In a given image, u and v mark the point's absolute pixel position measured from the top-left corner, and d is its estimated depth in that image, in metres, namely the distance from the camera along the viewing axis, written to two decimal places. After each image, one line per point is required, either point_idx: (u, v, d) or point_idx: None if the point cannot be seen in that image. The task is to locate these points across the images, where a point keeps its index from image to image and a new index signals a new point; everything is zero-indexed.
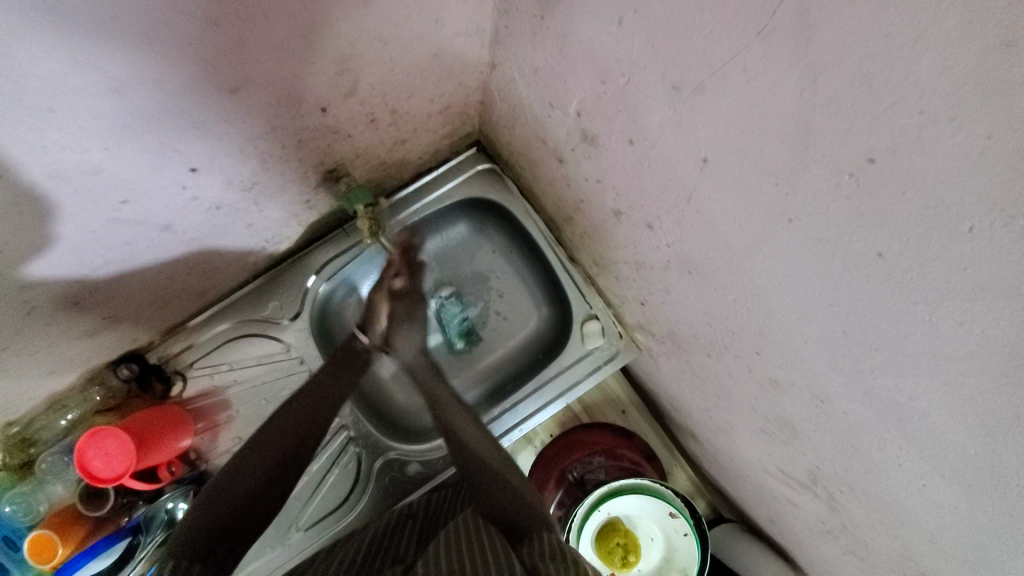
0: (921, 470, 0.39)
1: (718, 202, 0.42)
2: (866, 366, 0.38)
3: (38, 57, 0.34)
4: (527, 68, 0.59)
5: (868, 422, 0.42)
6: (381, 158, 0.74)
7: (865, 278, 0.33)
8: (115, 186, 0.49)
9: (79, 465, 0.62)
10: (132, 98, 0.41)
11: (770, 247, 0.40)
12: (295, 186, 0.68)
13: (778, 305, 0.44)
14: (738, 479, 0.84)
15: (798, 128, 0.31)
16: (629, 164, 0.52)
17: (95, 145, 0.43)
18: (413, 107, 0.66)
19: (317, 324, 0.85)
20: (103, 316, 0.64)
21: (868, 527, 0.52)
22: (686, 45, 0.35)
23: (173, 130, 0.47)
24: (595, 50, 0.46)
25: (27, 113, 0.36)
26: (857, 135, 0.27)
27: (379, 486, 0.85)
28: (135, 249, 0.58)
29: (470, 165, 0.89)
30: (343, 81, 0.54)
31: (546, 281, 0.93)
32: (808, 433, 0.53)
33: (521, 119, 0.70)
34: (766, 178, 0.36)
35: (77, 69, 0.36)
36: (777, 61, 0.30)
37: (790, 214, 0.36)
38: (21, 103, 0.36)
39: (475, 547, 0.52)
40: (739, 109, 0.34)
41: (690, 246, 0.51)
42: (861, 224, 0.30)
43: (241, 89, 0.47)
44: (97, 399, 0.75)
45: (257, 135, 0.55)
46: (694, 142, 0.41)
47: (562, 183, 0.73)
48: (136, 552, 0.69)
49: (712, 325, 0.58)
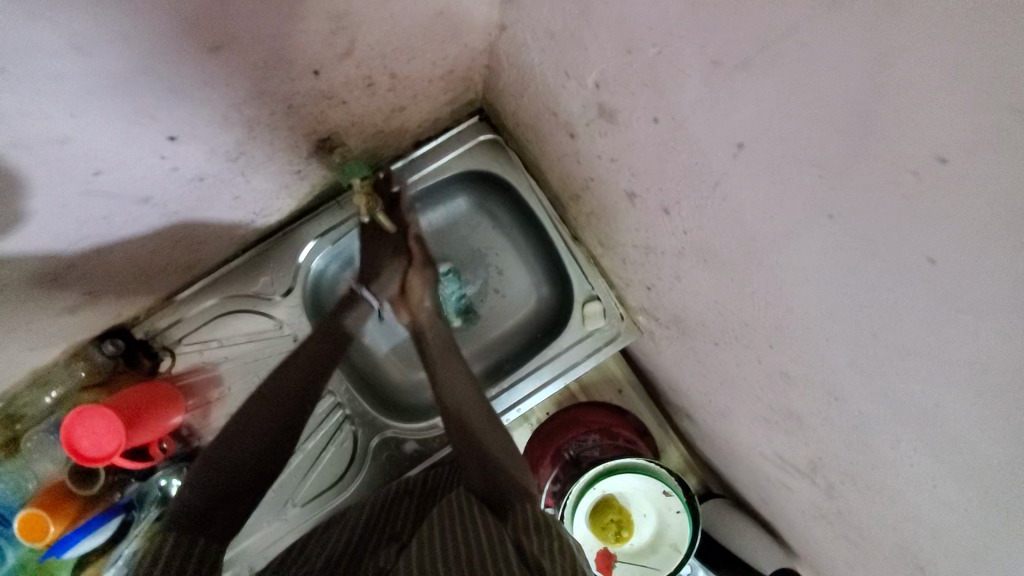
0: (937, 473, 0.38)
1: (748, 190, 0.40)
2: (889, 370, 0.37)
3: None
4: (542, 31, 0.54)
5: (882, 422, 0.41)
6: (378, 126, 0.69)
7: (910, 283, 0.30)
8: (88, 156, 0.44)
9: (67, 444, 0.60)
10: (98, 57, 0.36)
11: (802, 241, 0.37)
12: (285, 156, 0.63)
13: (802, 301, 0.42)
14: (732, 461, 0.85)
15: (856, 117, 0.28)
16: (651, 144, 0.49)
17: (61, 112, 0.38)
18: (413, 71, 0.61)
19: (311, 300, 0.82)
20: (83, 292, 0.60)
21: (867, 517, 0.52)
22: (734, 13, 0.32)
23: (148, 94, 0.42)
24: (623, 16, 0.41)
25: None
26: (930, 129, 0.25)
27: (375, 463, 0.85)
28: (113, 224, 0.54)
29: (471, 135, 0.84)
30: (339, 41, 0.49)
31: (548, 259, 0.90)
32: (814, 426, 0.52)
33: (531, 87, 0.65)
34: (809, 169, 0.33)
35: (30, 22, 0.31)
36: (842, 40, 0.26)
37: (831, 210, 0.33)
38: None
39: (467, 530, 0.52)
40: (788, 91, 0.31)
41: (708, 233, 0.49)
42: (915, 225, 0.28)
43: (224, 48, 0.42)
44: (82, 375, 0.72)
45: (243, 101, 0.50)
46: (729, 124, 0.37)
47: (571, 159, 0.69)
48: (130, 528, 0.70)
49: (723, 314, 0.57)
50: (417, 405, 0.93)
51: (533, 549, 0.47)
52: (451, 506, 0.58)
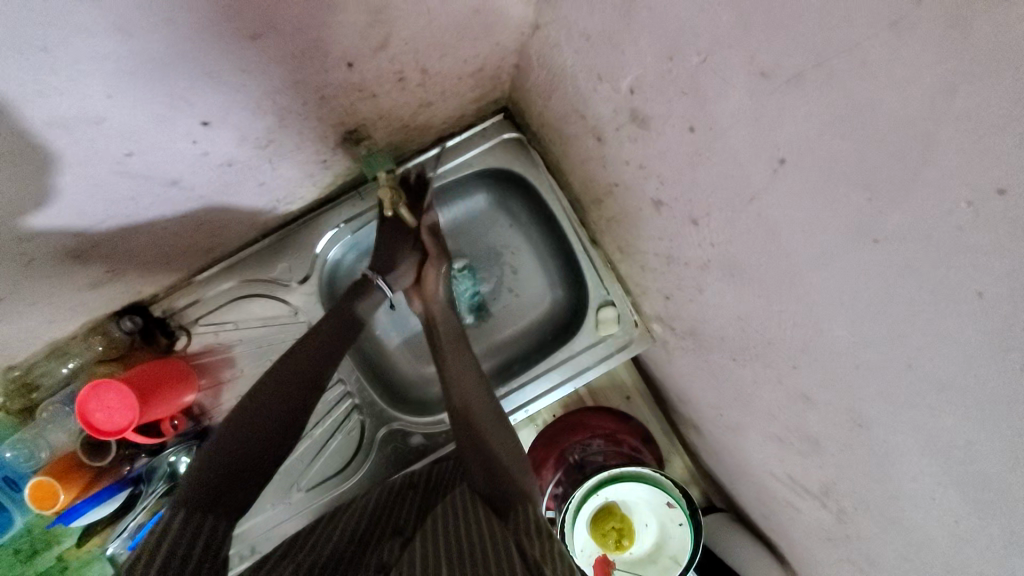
0: (960, 508, 0.37)
1: (785, 207, 0.39)
2: (921, 402, 0.36)
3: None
4: (578, 33, 0.53)
5: (906, 453, 0.40)
6: (405, 120, 0.69)
7: (953, 315, 0.29)
8: (120, 137, 0.44)
9: (80, 414, 0.61)
10: (140, 39, 0.36)
11: (839, 264, 0.36)
12: (313, 146, 0.63)
13: (832, 324, 0.41)
14: (739, 478, 0.84)
15: (913, 142, 0.27)
16: (684, 154, 0.48)
17: (98, 91, 0.38)
18: (445, 67, 0.60)
19: (327, 289, 0.82)
20: (106, 269, 0.61)
21: (877, 546, 0.51)
22: (789, 27, 0.31)
23: (185, 79, 0.42)
24: (668, 22, 0.40)
25: (19, 50, 0.32)
26: (991, 161, 0.24)
27: (381, 454, 0.85)
28: (140, 205, 0.54)
29: (495, 132, 0.83)
30: (375, 34, 0.48)
31: (564, 262, 0.89)
32: (831, 450, 0.51)
33: (561, 89, 0.64)
34: (857, 191, 0.32)
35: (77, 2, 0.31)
36: (907, 61, 0.25)
37: (877, 234, 0.32)
38: (10, 38, 0.31)
39: (469, 529, 0.52)
40: (842, 109, 0.30)
41: (737, 249, 0.48)
42: (966, 259, 0.27)
43: (262, 36, 0.42)
44: (99, 349, 0.72)
45: (276, 89, 0.50)
46: (772, 139, 0.36)
47: (596, 163, 0.68)
48: (139, 501, 0.71)
49: (745, 330, 0.56)
50: (425, 400, 0.94)
51: (535, 553, 0.45)
52: (455, 502, 0.58)
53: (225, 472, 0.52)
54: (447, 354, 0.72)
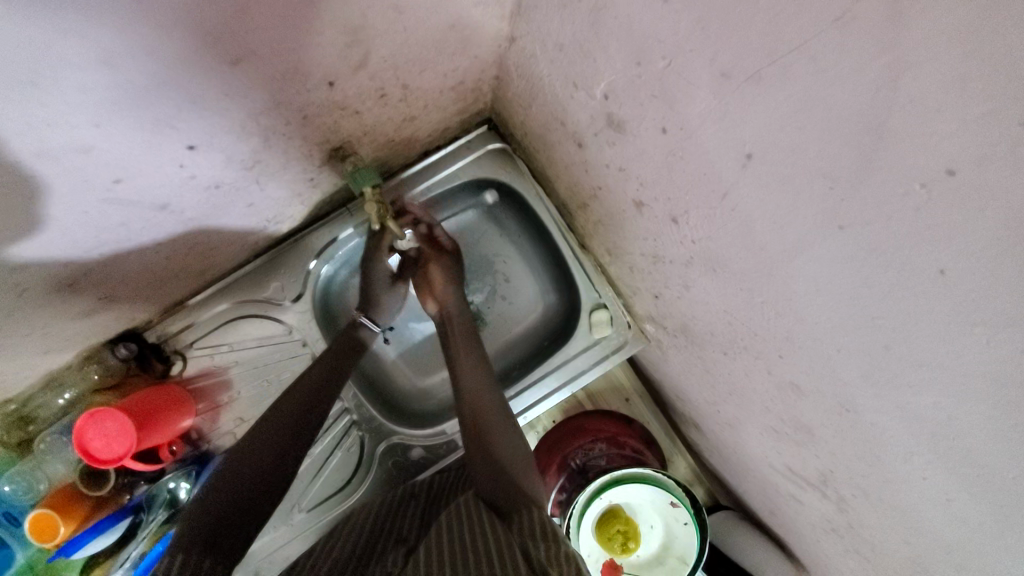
0: (949, 486, 0.37)
1: (757, 200, 0.40)
2: (903, 382, 0.36)
3: (16, 24, 0.30)
4: (551, 43, 0.55)
5: (895, 435, 0.40)
6: (390, 135, 0.70)
7: (921, 293, 0.30)
8: (108, 164, 0.45)
9: (78, 445, 0.61)
10: (124, 68, 0.37)
11: (812, 252, 0.37)
12: (300, 165, 0.64)
13: (813, 312, 0.42)
14: (741, 473, 0.84)
15: (867, 129, 0.28)
16: (659, 154, 0.49)
17: (84, 122, 0.39)
18: (425, 82, 0.62)
19: (320, 306, 0.83)
20: (99, 297, 0.62)
21: (878, 531, 0.51)
22: (745, 27, 0.32)
23: (170, 105, 0.43)
24: (634, 28, 0.42)
25: (7, 85, 0.33)
26: (939, 143, 0.25)
27: (382, 469, 0.85)
28: (131, 230, 0.55)
29: (480, 144, 0.85)
30: (353, 53, 0.50)
31: (555, 267, 0.91)
32: (825, 438, 0.52)
33: (539, 98, 0.66)
34: (820, 180, 0.33)
35: (61, 38, 0.32)
36: (853, 53, 0.27)
37: (842, 220, 0.33)
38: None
39: (477, 531, 0.51)
40: (800, 101, 0.31)
41: (717, 243, 0.49)
42: (927, 238, 0.28)
43: (243, 61, 0.43)
44: (95, 378, 0.72)
45: (260, 111, 0.51)
46: (738, 134, 0.38)
47: (579, 168, 0.69)
48: (138, 531, 0.70)
49: (732, 324, 0.56)
50: (424, 412, 0.94)
51: (540, 558, 0.45)
52: (458, 510, 0.57)
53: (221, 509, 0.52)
54: (454, 359, 0.74)
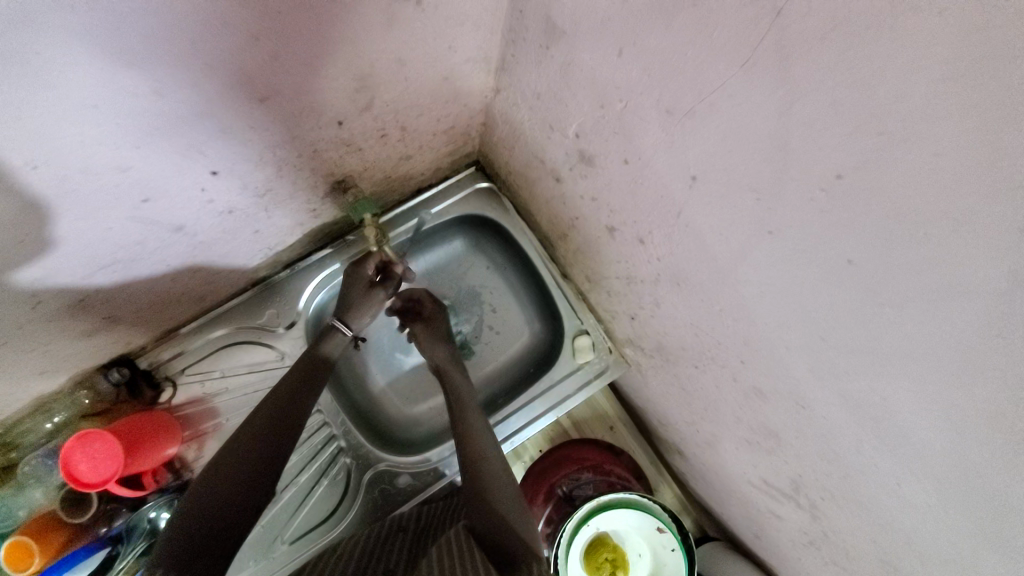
0: (893, 469, 0.41)
1: (706, 215, 0.47)
2: (841, 369, 0.41)
3: (94, 59, 0.36)
4: (530, 92, 0.64)
5: (844, 425, 0.45)
6: (387, 171, 0.77)
7: (839, 284, 0.37)
8: (139, 184, 0.50)
9: (63, 468, 0.60)
10: (169, 100, 0.43)
11: (754, 257, 0.44)
12: (304, 195, 0.70)
13: (762, 313, 0.47)
14: (724, 496, 0.86)
15: (777, 148, 0.35)
16: (624, 182, 0.57)
17: (127, 144, 0.45)
18: (421, 125, 0.70)
19: (312, 333, 0.86)
20: (103, 316, 0.64)
21: (848, 533, 0.53)
22: (679, 73, 0.40)
23: (201, 134, 0.49)
24: (597, 78, 0.50)
25: (74, 106, 0.38)
26: (828, 155, 0.32)
27: (368, 498, 0.84)
28: (146, 249, 0.59)
29: (469, 183, 0.93)
30: (361, 97, 0.58)
31: (539, 297, 0.96)
32: (790, 442, 0.55)
33: (522, 140, 0.74)
34: (750, 195, 0.40)
35: (126, 73, 0.38)
36: (759, 90, 0.34)
37: (771, 227, 0.40)
38: (68, 99, 0.37)
39: (465, 557, 0.52)
40: (726, 131, 0.39)
41: (680, 259, 0.56)
42: (834, 235, 0.35)
43: (267, 99, 0.50)
44: (85, 403, 0.73)
45: (276, 143, 0.57)
46: (684, 161, 0.45)
47: (558, 202, 0.77)
48: (114, 564, 0.67)
49: (699, 335, 0.62)
50: (411, 440, 0.94)
51: None
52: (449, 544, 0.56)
53: (210, 528, 0.52)
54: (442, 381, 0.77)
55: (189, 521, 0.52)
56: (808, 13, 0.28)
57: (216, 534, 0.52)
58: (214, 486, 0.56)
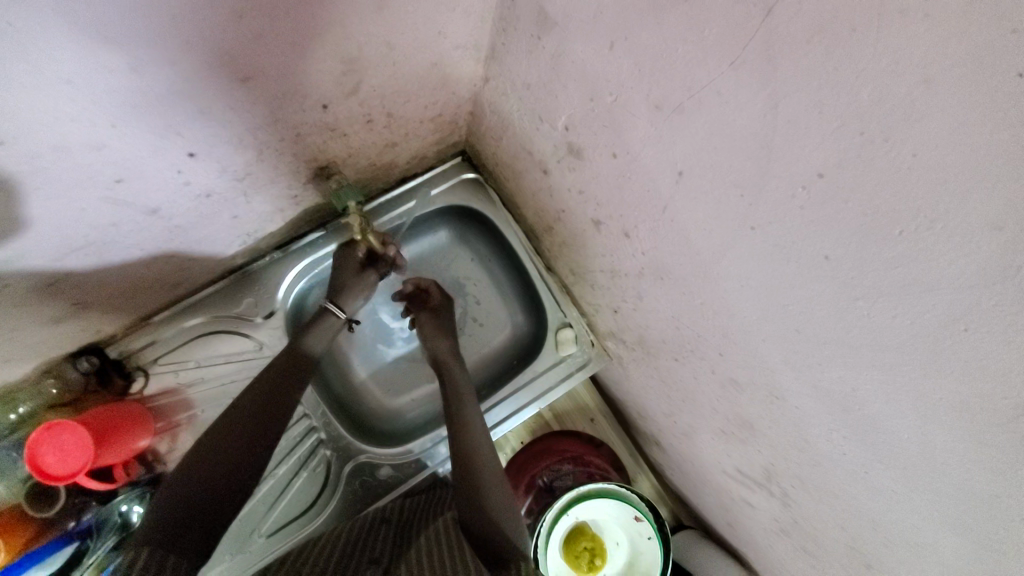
0: (862, 457, 0.43)
1: (691, 210, 0.48)
2: (814, 361, 0.43)
3: (70, 31, 0.34)
4: (520, 83, 0.63)
5: (816, 415, 0.46)
6: (372, 159, 0.76)
7: (816, 279, 0.38)
8: (114, 164, 0.48)
9: (29, 461, 0.57)
10: (148, 77, 0.41)
11: (735, 252, 0.45)
12: (286, 180, 0.69)
13: (742, 307, 0.49)
14: (699, 486, 0.88)
15: (761, 145, 0.36)
16: (611, 176, 0.57)
17: (103, 121, 0.43)
18: (408, 112, 0.69)
19: (291, 322, 0.84)
20: (72, 302, 0.61)
21: (817, 519, 0.55)
22: (669, 69, 0.40)
23: (180, 114, 0.48)
24: (587, 71, 0.50)
25: (46, 79, 0.36)
26: (811, 153, 0.33)
27: (348, 490, 0.84)
28: (119, 232, 0.56)
29: (454, 173, 0.92)
30: (347, 81, 0.56)
31: (523, 290, 0.97)
32: (765, 432, 0.57)
33: (510, 132, 0.74)
34: (734, 191, 0.41)
35: (104, 48, 0.36)
36: (747, 88, 0.35)
37: (752, 222, 0.41)
38: (41, 71, 0.35)
39: (451, 555, 0.53)
40: (713, 127, 0.40)
41: (663, 253, 0.57)
42: (812, 232, 0.36)
43: (250, 80, 0.48)
44: (51, 394, 0.69)
45: (258, 126, 0.56)
46: (671, 156, 0.46)
47: (545, 194, 0.77)
48: (83, 558, 0.65)
49: (680, 328, 0.63)
50: (393, 432, 0.94)
51: None
52: (434, 539, 0.57)
53: (188, 522, 0.51)
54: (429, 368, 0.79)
55: (166, 513, 0.51)
56: (798, 12, 0.29)
57: (197, 523, 0.51)
58: (193, 480, 0.55)
